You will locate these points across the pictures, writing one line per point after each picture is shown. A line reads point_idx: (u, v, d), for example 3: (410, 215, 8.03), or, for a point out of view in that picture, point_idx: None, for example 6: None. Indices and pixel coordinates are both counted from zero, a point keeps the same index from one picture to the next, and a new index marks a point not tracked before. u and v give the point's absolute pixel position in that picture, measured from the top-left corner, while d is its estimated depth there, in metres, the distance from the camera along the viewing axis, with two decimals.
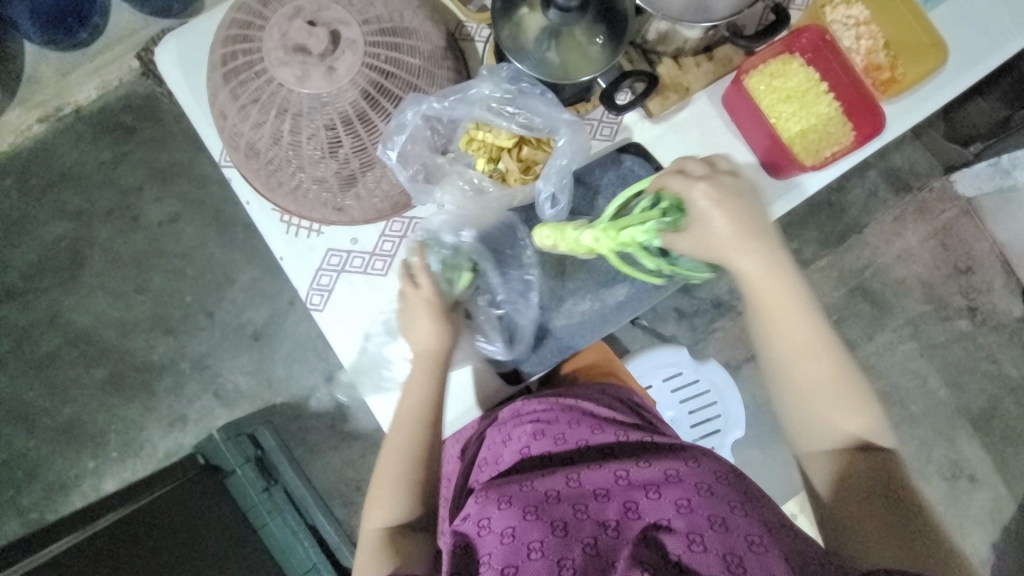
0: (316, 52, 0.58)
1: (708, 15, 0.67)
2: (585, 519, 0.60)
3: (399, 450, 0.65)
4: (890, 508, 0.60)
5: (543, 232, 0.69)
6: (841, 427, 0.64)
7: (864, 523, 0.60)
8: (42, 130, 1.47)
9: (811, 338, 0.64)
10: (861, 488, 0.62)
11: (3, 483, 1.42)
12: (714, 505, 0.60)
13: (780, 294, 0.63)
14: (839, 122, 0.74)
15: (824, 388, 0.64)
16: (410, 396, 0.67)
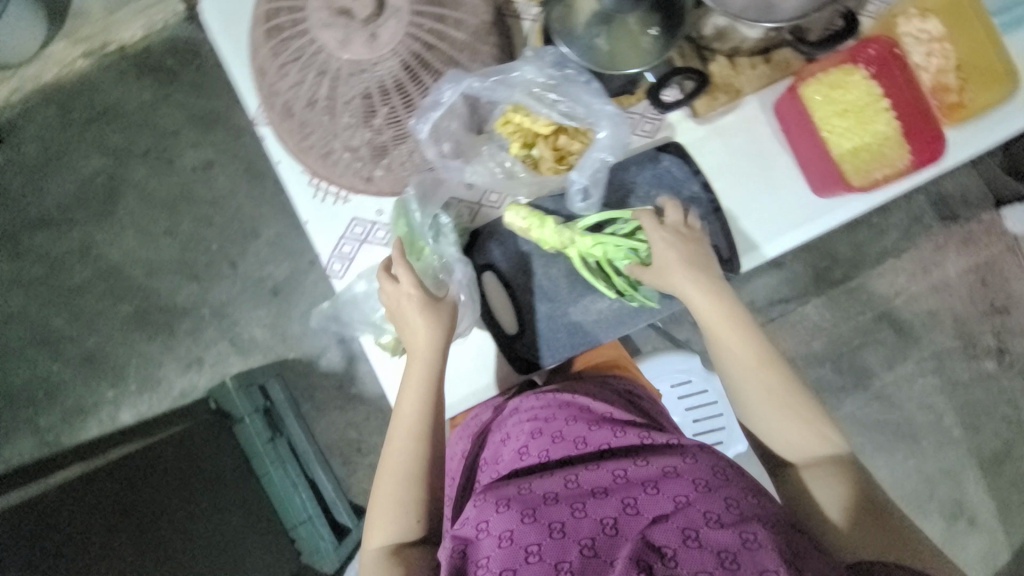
0: (360, 16, 0.57)
1: (771, 16, 0.64)
2: (583, 519, 0.60)
3: (397, 460, 0.67)
4: (858, 502, 0.64)
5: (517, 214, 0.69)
6: (796, 434, 0.68)
7: (839, 522, 0.63)
8: (86, 64, 1.49)
9: (759, 354, 0.67)
10: (836, 489, 0.65)
11: (28, 400, 1.50)
12: (711, 501, 0.60)
13: (723, 322, 0.67)
14: (898, 142, 0.70)
15: (786, 399, 0.67)
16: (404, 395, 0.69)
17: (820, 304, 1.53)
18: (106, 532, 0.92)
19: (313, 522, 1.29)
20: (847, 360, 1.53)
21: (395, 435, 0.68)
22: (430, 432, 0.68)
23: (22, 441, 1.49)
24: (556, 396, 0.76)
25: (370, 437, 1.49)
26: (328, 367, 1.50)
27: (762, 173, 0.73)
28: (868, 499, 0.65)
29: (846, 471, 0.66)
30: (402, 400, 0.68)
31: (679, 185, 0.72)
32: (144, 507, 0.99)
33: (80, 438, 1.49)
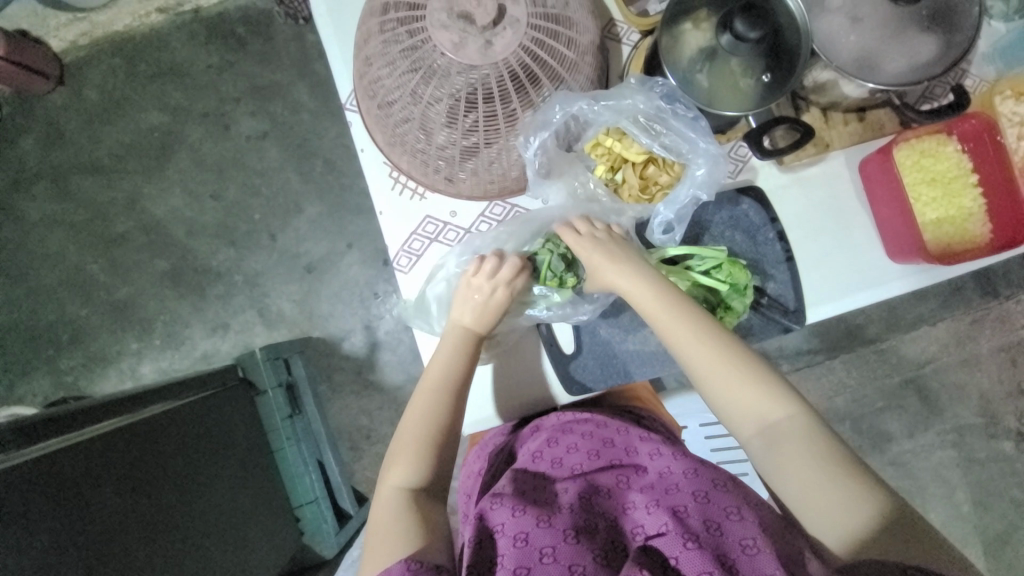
0: (480, 22, 0.58)
1: (873, 77, 0.63)
2: (593, 533, 0.61)
3: (427, 404, 0.66)
4: (838, 486, 0.57)
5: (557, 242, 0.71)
6: (771, 418, 0.61)
7: (837, 517, 0.56)
8: (159, 20, 1.51)
9: (701, 339, 0.62)
10: (810, 478, 0.58)
11: (52, 340, 1.52)
12: (711, 510, 0.59)
13: (653, 307, 0.64)
14: (981, 218, 0.69)
15: (732, 387, 0.62)
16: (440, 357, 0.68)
17: (848, 360, 1.51)
18: (120, 493, 0.81)
19: (319, 504, 1.30)
20: (868, 420, 1.51)
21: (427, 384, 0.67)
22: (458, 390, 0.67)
23: (40, 379, 1.51)
24: (574, 414, 0.78)
25: (380, 426, 1.50)
26: (349, 351, 1.51)
27: (839, 230, 0.73)
28: (850, 478, 0.58)
29: (822, 450, 0.59)
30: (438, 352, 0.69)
31: (754, 230, 0.72)
32: (157, 471, 0.88)
33: (98, 384, 1.51)
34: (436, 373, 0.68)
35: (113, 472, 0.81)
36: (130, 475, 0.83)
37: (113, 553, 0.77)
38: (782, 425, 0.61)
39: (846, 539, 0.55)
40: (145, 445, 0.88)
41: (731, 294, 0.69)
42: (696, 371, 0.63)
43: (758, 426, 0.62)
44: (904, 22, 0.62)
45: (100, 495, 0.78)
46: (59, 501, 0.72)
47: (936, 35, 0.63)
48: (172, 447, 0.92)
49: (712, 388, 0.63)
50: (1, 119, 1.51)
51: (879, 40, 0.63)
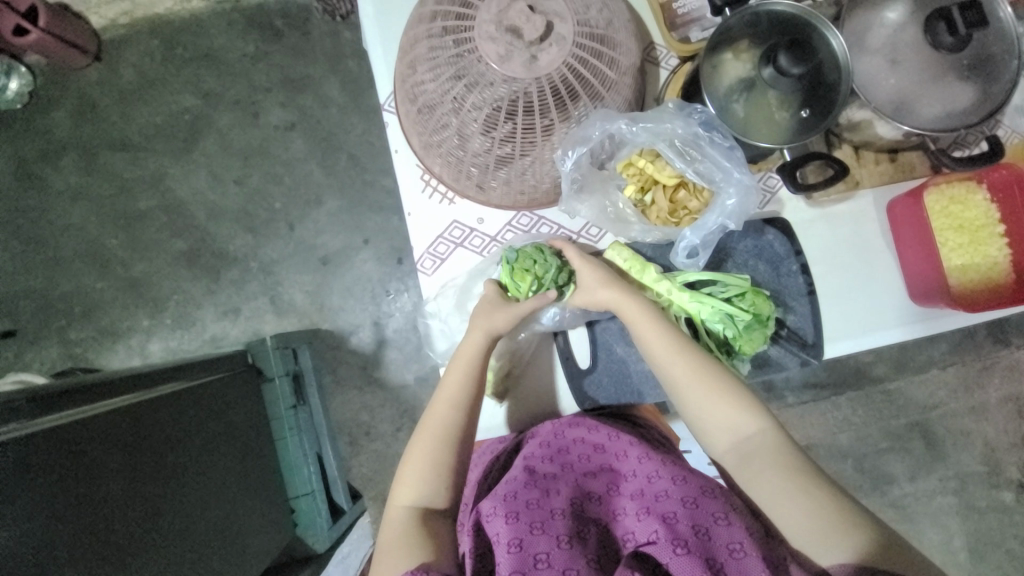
0: (528, 37, 0.58)
1: (908, 120, 0.64)
2: (585, 538, 0.62)
3: (433, 427, 0.67)
4: (807, 495, 0.60)
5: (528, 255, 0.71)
6: (736, 429, 0.66)
7: (802, 527, 0.58)
8: (200, 7, 1.54)
9: (675, 354, 0.67)
10: (781, 488, 0.61)
11: (64, 310, 1.53)
12: (699, 515, 0.60)
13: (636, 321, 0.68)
14: (1006, 269, 0.69)
15: (705, 402, 0.66)
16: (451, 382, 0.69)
17: (855, 397, 1.50)
18: (123, 468, 0.81)
19: (314, 497, 1.30)
20: (870, 460, 1.50)
21: (433, 414, 0.68)
22: (463, 424, 0.68)
23: (50, 349, 1.52)
24: (566, 420, 0.78)
25: (380, 423, 1.50)
26: (357, 346, 1.51)
27: (863, 268, 0.73)
28: (819, 489, 0.60)
29: (787, 463, 0.62)
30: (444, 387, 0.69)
31: (778, 261, 0.72)
32: (160, 450, 0.89)
33: (106, 358, 1.52)
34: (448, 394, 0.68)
35: (116, 447, 0.81)
36: (131, 449, 0.84)
37: (112, 525, 0.77)
38: (751, 437, 0.65)
39: (824, 547, 0.56)
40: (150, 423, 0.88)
41: (752, 325, 0.69)
42: (674, 387, 0.67)
43: (731, 440, 0.66)
44: (943, 68, 0.63)
45: (100, 468, 0.78)
46: (62, 471, 0.72)
47: (974, 83, 0.64)
48: (178, 428, 0.93)
49: (689, 403, 0.67)
50: (37, 90, 1.54)
51: (916, 84, 0.63)
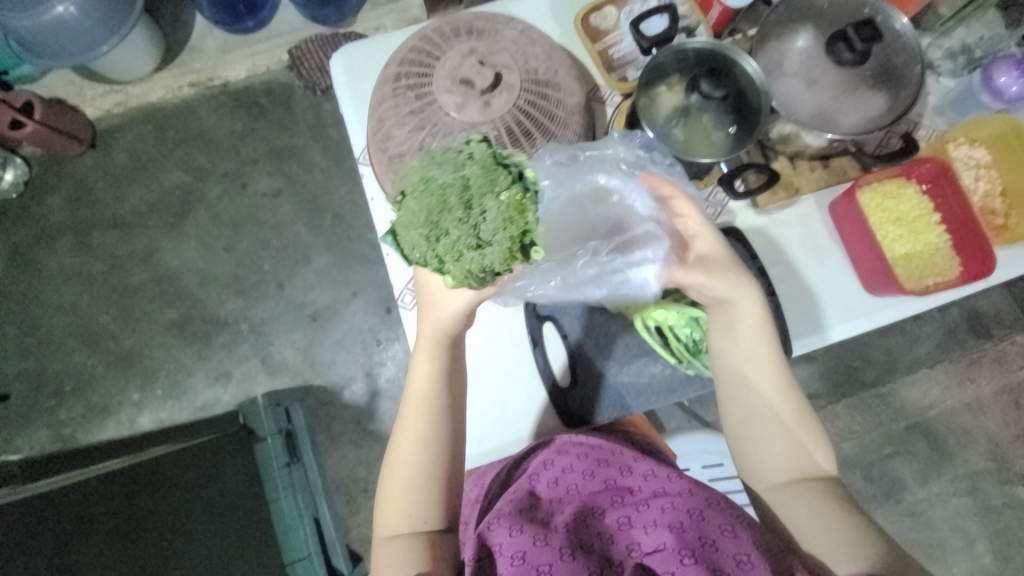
0: (480, 86, 0.66)
1: (832, 128, 0.71)
2: (591, 550, 0.60)
3: (409, 458, 0.67)
4: (838, 514, 0.64)
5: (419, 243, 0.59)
6: (792, 448, 0.67)
7: (824, 544, 0.62)
8: (190, 93, 1.67)
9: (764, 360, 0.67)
10: (812, 499, 0.64)
11: (54, 391, 1.53)
12: (706, 527, 0.60)
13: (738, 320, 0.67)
14: (946, 254, 0.74)
15: (767, 414, 0.68)
16: (418, 379, 0.68)
17: (852, 405, 1.51)
18: (112, 536, 0.79)
19: (311, 561, 1.25)
20: (877, 467, 1.48)
21: (398, 453, 0.68)
22: (446, 452, 0.68)
23: (42, 431, 1.51)
24: (570, 436, 0.77)
25: (377, 478, 1.48)
26: (350, 400, 1.51)
27: (816, 266, 0.78)
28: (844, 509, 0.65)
29: (825, 488, 0.66)
30: (405, 414, 0.68)
31: (737, 266, 0.76)
32: (148, 517, 0.85)
33: (96, 435, 1.51)
34: (414, 409, 0.68)
35: (104, 511, 0.81)
36: (122, 512, 0.83)
37: None
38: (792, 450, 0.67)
39: (837, 552, 0.61)
40: (140, 484, 0.89)
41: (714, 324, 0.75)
42: (744, 403, 0.68)
43: (784, 460, 0.67)
44: (852, 81, 0.71)
45: (97, 536, 0.77)
46: (46, 538, 0.71)
47: (883, 91, 0.72)
48: (177, 490, 0.93)
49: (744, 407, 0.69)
50: (32, 179, 1.62)
51: (830, 99, 0.72)
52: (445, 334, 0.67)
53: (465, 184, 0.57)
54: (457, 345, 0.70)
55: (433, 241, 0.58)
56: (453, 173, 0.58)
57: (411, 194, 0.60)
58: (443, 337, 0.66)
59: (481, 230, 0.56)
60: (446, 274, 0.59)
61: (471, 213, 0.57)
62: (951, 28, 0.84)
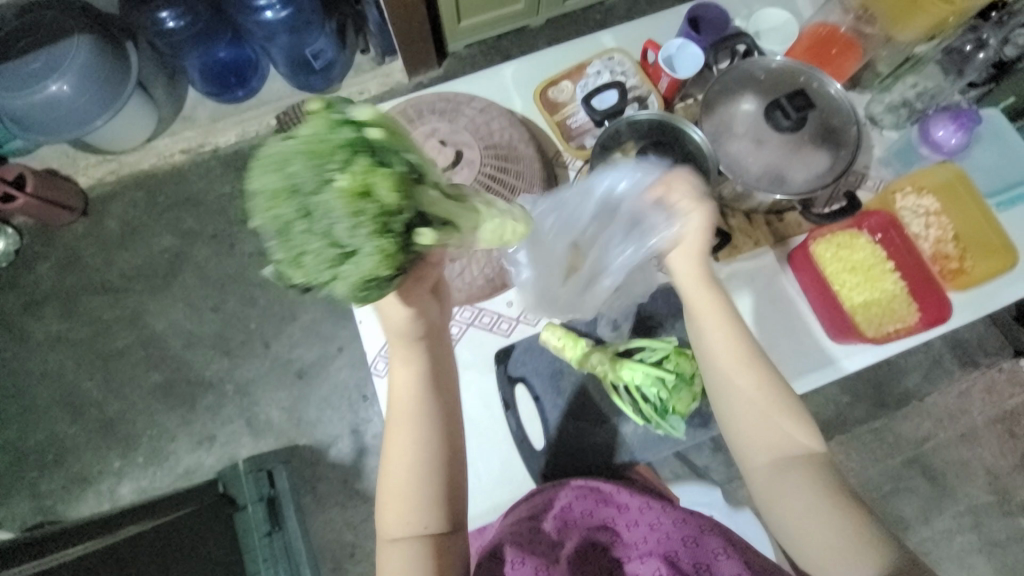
0: (442, 164, 0.72)
1: (783, 186, 0.75)
2: None
3: (401, 458, 0.59)
4: (845, 520, 0.58)
5: (292, 272, 0.46)
6: (789, 446, 0.61)
7: (823, 551, 0.58)
8: (181, 159, 1.73)
9: (741, 349, 0.62)
10: (811, 509, 0.59)
11: (34, 462, 1.50)
12: (700, 552, 0.62)
13: (708, 312, 0.63)
14: (904, 300, 0.77)
15: (761, 415, 0.61)
16: (399, 374, 0.61)
17: (845, 442, 1.49)
18: None
19: None
20: (877, 506, 1.45)
21: (392, 446, 0.60)
22: (443, 450, 0.61)
23: (18, 505, 1.47)
24: (568, 482, 0.73)
25: (365, 541, 1.44)
26: (336, 459, 1.49)
27: (780, 316, 0.80)
28: (852, 511, 0.59)
29: (831, 487, 0.60)
30: (394, 420, 0.61)
31: None
32: None
33: (75, 508, 1.46)
34: (402, 402, 0.60)
35: None
36: None
37: None
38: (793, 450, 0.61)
39: (827, 567, 0.58)
40: (130, 558, 0.84)
41: (679, 384, 0.72)
42: (732, 398, 0.62)
43: (785, 460, 0.61)
44: (796, 142, 0.75)
45: None
46: None
47: (826, 149, 0.75)
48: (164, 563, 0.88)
49: (738, 412, 0.62)
50: (23, 248, 1.65)
51: (778, 159, 0.75)
52: (427, 318, 0.60)
53: (303, 180, 0.44)
54: (438, 336, 0.62)
55: (299, 260, 0.45)
56: (283, 163, 0.44)
57: (253, 210, 0.46)
58: (422, 333, 0.60)
59: (342, 230, 0.43)
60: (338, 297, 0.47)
61: (321, 213, 0.43)
62: (891, 83, 0.88)
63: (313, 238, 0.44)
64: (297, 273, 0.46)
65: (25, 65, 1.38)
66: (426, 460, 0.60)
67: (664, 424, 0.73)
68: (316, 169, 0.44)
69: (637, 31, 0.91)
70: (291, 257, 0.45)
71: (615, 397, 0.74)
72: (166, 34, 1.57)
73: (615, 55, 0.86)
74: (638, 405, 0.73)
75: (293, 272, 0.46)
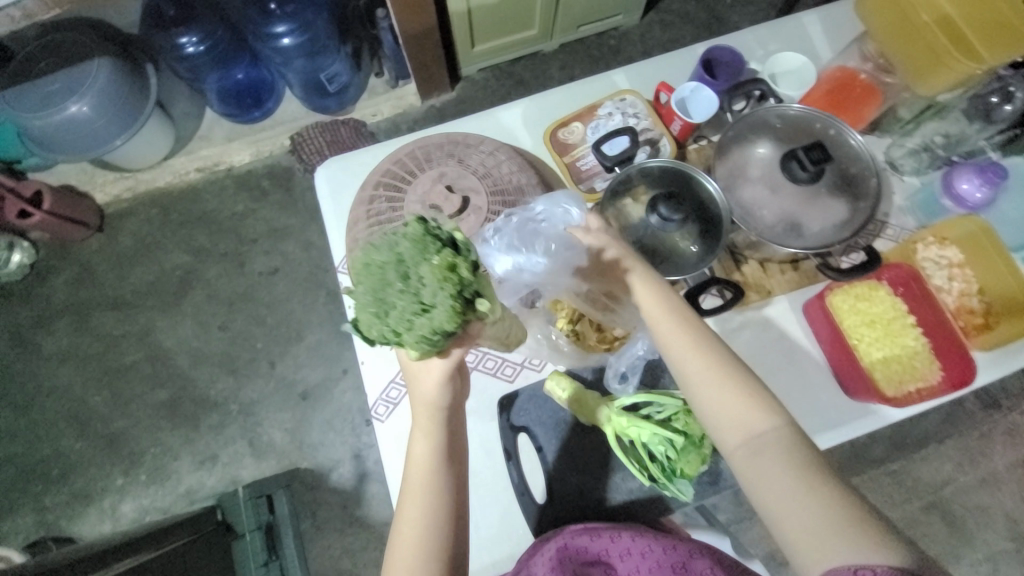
0: (448, 212, 0.74)
1: (797, 237, 0.73)
2: None
3: (416, 531, 0.59)
4: (822, 498, 0.56)
5: (376, 334, 0.50)
6: (750, 422, 0.60)
7: (809, 535, 0.55)
8: (195, 177, 1.75)
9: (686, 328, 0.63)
10: (793, 492, 0.56)
11: (38, 476, 1.51)
12: None
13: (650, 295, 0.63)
14: (925, 357, 0.74)
15: (714, 392, 0.61)
16: (418, 444, 0.62)
17: (859, 484, 1.44)
18: None
19: None
20: None
21: (405, 519, 0.59)
22: (456, 524, 0.60)
23: (21, 520, 1.47)
24: (557, 539, 0.68)
25: (363, 569, 1.42)
26: (337, 483, 1.47)
27: (795, 369, 0.77)
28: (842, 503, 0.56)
29: (799, 463, 0.58)
30: (409, 490, 0.60)
31: None
32: None
33: (77, 524, 1.47)
34: (419, 472, 0.61)
35: None
36: None
37: None
38: (768, 436, 0.59)
39: (817, 560, 0.54)
40: None
41: (688, 447, 0.68)
42: (686, 378, 0.62)
43: (746, 438, 0.60)
44: (814, 192, 0.73)
45: None
46: None
47: (845, 200, 0.73)
48: None
49: (704, 397, 0.61)
50: (38, 262, 1.67)
51: (794, 208, 0.73)
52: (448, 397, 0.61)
53: (405, 249, 0.48)
54: (459, 411, 0.64)
55: (382, 320, 0.49)
56: (392, 246, 0.49)
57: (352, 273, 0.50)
58: (441, 409, 0.61)
59: (430, 293, 0.47)
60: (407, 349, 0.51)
61: (416, 279, 0.48)
62: (913, 128, 0.86)
63: (408, 307, 0.47)
64: (380, 335, 0.49)
65: (45, 86, 1.41)
66: (438, 533, 0.59)
67: (670, 486, 0.69)
68: (420, 250, 0.48)
69: (651, 71, 0.90)
70: (381, 322, 0.49)
71: (620, 452, 0.71)
72: (186, 59, 1.57)
73: (628, 96, 0.85)
74: (643, 464, 0.70)
75: (377, 334, 0.50)
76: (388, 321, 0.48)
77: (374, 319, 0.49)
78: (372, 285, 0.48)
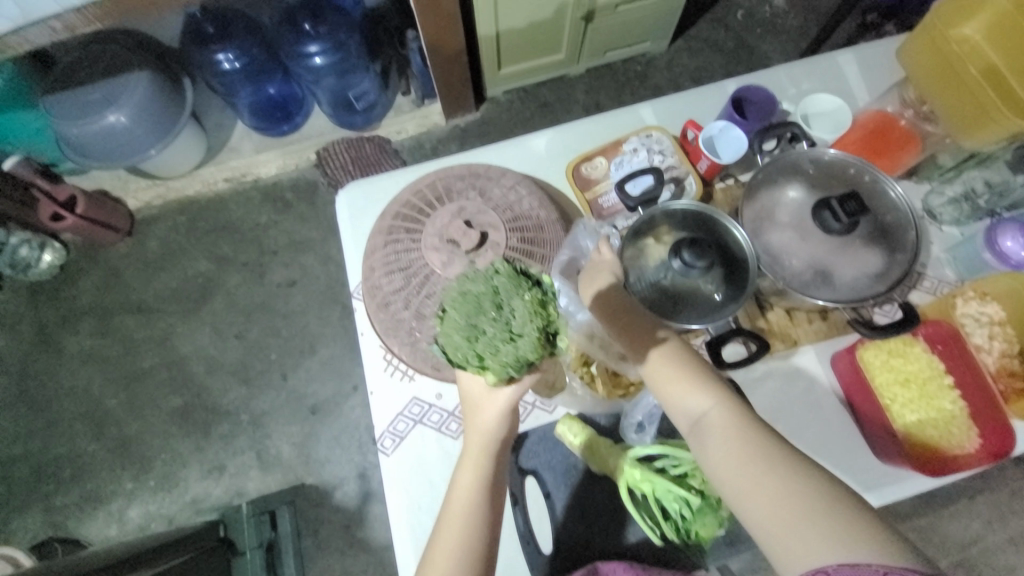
0: (464, 247, 0.71)
1: (825, 287, 0.70)
2: None
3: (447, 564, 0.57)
4: (779, 484, 0.55)
5: (461, 355, 0.51)
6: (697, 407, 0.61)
7: (772, 524, 0.55)
8: (223, 187, 1.79)
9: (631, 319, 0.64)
10: (751, 482, 0.56)
11: (51, 475, 1.53)
12: None
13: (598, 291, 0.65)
14: (962, 421, 0.69)
15: (661, 383, 0.62)
16: (464, 474, 0.61)
17: None
18: None
19: None
20: None
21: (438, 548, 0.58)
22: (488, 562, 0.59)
23: (31, 518, 1.50)
24: None
25: None
26: (340, 502, 1.46)
27: (819, 425, 0.73)
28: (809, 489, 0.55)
29: (754, 448, 0.58)
30: (446, 518, 0.60)
31: None
32: None
33: (85, 526, 1.48)
34: (460, 504, 0.60)
35: None
36: None
37: None
38: (714, 420, 0.60)
39: (791, 551, 0.53)
40: None
41: (704, 509, 0.65)
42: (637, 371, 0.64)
43: (698, 426, 0.60)
44: (847, 242, 0.70)
45: None
46: None
47: (879, 251, 0.70)
48: None
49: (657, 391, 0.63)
50: (68, 264, 1.72)
51: (824, 258, 0.70)
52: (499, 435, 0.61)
53: (502, 282, 0.51)
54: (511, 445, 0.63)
55: (471, 344, 0.50)
56: (486, 277, 0.52)
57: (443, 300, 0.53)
58: (495, 442, 0.60)
59: (522, 323, 0.49)
60: (486, 374, 0.52)
61: (509, 311, 0.50)
62: (952, 177, 0.83)
63: (500, 334, 0.50)
64: (464, 357, 0.51)
65: (85, 96, 1.46)
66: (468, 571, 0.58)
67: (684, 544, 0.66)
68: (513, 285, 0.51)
69: (679, 108, 0.89)
70: (469, 345, 0.50)
71: (631, 504, 0.69)
72: (222, 74, 1.60)
73: (654, 133, 0.84)
74: (655, 519, 0.67)
75: (462, 356, 0.51)
76: (477, 345, 0.50)
77: (464, 342, 0.51)
78: (464, 309, 0.50)
